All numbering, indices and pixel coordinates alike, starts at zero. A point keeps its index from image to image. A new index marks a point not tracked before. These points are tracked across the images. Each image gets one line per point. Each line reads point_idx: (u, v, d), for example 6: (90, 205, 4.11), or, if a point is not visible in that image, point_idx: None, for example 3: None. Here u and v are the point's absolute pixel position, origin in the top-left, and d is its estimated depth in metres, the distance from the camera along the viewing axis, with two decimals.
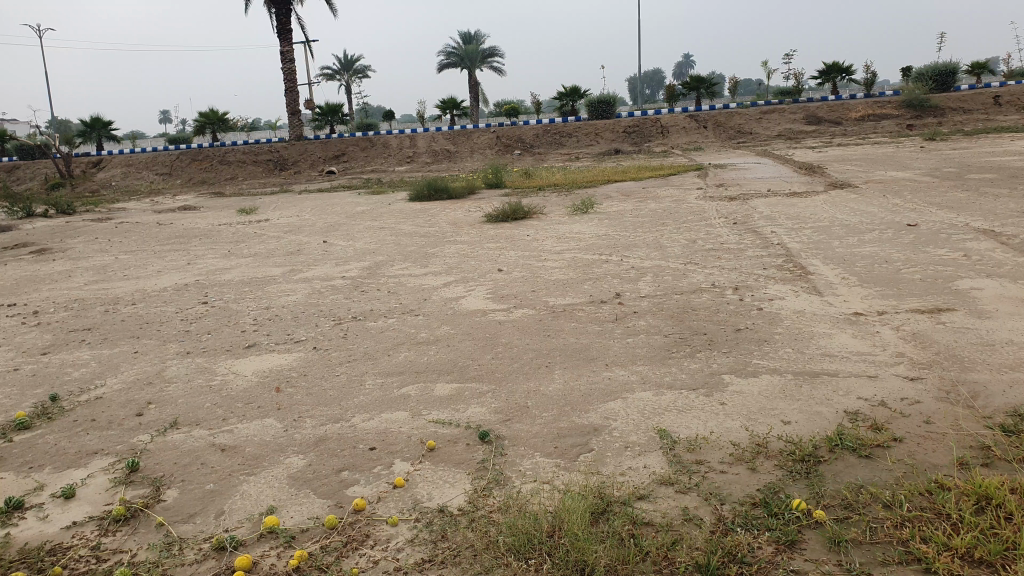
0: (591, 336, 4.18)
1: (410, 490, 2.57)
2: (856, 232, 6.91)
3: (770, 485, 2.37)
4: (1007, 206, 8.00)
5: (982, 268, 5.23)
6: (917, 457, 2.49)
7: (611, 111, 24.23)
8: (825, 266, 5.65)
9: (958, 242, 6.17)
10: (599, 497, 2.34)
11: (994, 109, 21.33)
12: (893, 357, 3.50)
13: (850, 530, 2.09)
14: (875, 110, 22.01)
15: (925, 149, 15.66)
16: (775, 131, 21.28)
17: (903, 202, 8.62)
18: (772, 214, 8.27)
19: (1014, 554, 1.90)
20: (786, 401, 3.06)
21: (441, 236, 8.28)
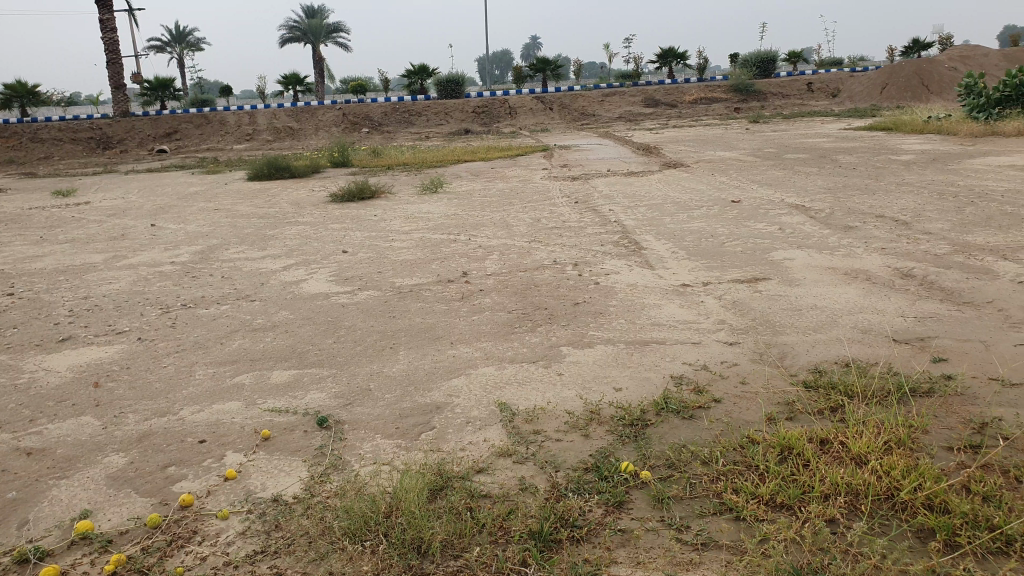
0: (435, 315, 4.18)
1: (243, 481, 2.47)
2: (686, 209, 7.34)
3: (602, 450, 2.48)
4: (817, 183, 8.81)
5: (794, 240, 5.73)
6: (733, 415, 2.70)
7: (458, 90, 24.18)
8: (658, 241, 5.97)
9: (775, 217, 6.71)
10: (438, 474, 2.35)
11: (807, 93, 23.77)
12: (715, 324, 3.76)
13: (672, 488, 2.23)
14: (706, 94, 23.43)
15: (749, 130, 16.88)
16: (615, 113, 22.15)
17: (729, 181, 9.26)
18: (611, 193, 8.61)
19: (810, 497, 2.11)
20: (619, 369, 3.22)
21: (282, 218, 7.96)
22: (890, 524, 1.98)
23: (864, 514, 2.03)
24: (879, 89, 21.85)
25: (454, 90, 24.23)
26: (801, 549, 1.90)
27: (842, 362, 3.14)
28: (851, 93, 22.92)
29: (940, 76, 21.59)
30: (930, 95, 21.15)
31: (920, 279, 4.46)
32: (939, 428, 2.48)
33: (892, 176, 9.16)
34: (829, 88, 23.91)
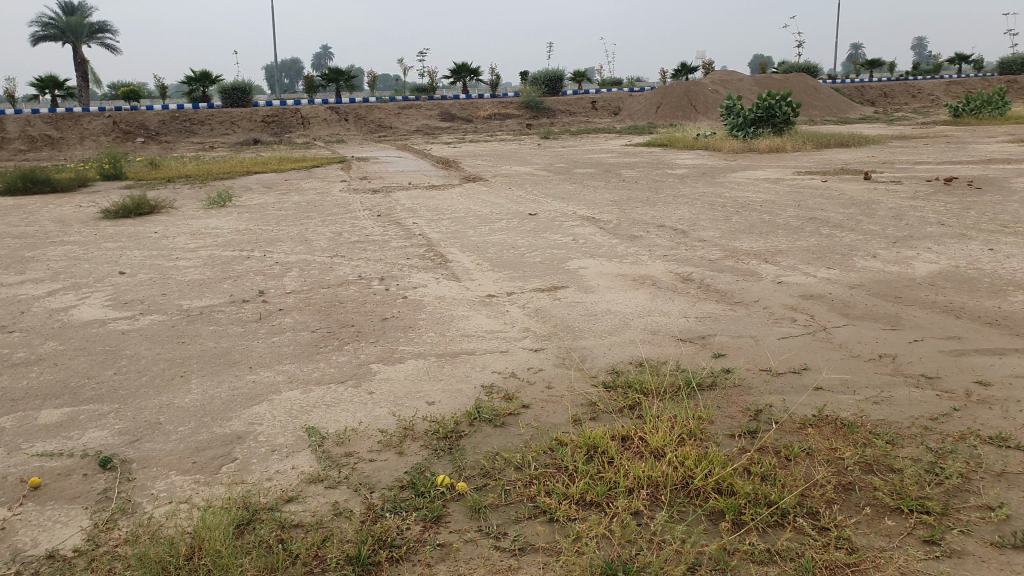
0: (232, 339, 3.93)
1: (8, 540, 2.16)
2: (486, 221, 7.53)
3: (417, 466, 2.46)
4: (605, 196, 9.41)
5: (588, 250, 6.07)
6: (542, 420, 2.79)
7: (245, 99, 23.08)
8: (461, 253, 6.05)
9: (569, 228, 7.06)
10: (244, 508, 2.21)
11: (593, 111, 25.45)
12: (520, 332, 3.88)
13: (487, 497, 2.26)
14: (500, 110, 24.21)
15: (541, 145, 17.65)
16: (411, 126, 22.24)
17: (525, 194, 9.62)
18: (412, 206, 8.62)
19: (616, 492, 2.23)
20: (430, 382, 3.21)
21: (44, 237, 7.11)
22: (687, 510, 2.14)
23: (664, 504, 2.18)
24: (654, 108, 23.92)
25: (242, 100, 23.08)
26: (612, 543, 2.00)
27: (637, 362, 3.36)
28: (630, 112, 24.79)
29: (704, 98, 23.91)
30: (697, 114, 23.37)
31: (698, 283, 4.89)
32: (722, 417, 2.72)
33: (668, 189, 9.99)
34: (610, 107, 25.65)
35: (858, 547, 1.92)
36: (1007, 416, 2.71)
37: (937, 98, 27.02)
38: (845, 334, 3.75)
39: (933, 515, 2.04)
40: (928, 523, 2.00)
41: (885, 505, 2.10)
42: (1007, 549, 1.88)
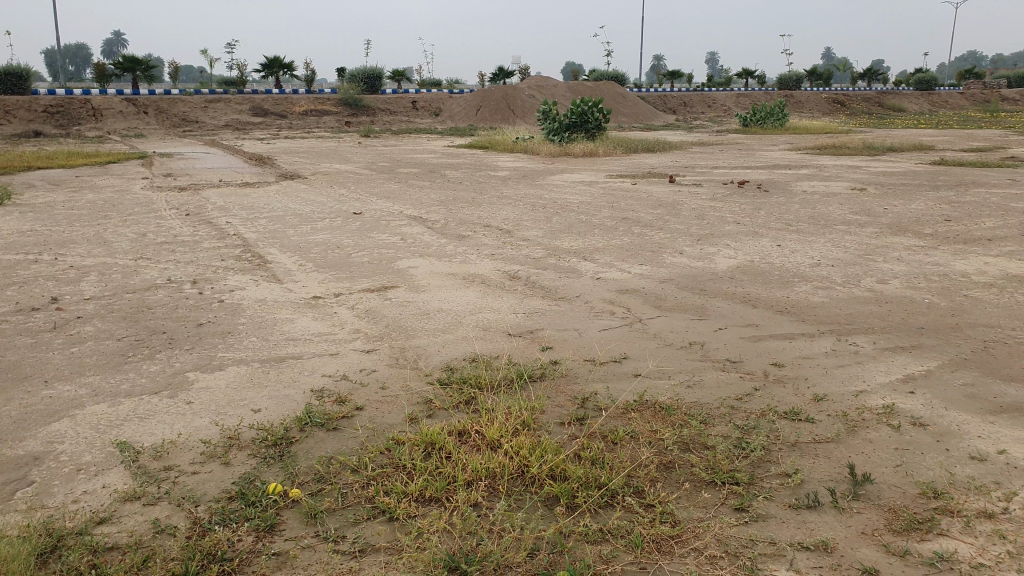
0: (19, 352, 3.52)
1: None
2: (308, 220, 7.29)
3: (245, 475, 2.34)
4: (429, 196, 9.44)
5: (416, 249, 6.06)
6: (376, 421, 2.75)
7: (23, 86, 20.72)
8: (283, 254, 5.82)
9: (395, 228, 7.01)
10: (48, 535, 1.99)
11: (413, 111, 25.40)
12: (350, 334, 3.80)
13: (324, 501, 2.19)
14: (317, 107, 23.52)
15: (362, 144, 17.37)
16: (221, 120, 21.03)
17: (347, 193, 9.41)
18: (225, 205, 8.15)
19: (455, 486, 2.25)
20: (255, 389, 3.06)
21: None
22: (523, 498, 2.20)
23: (502, 493, 2.23)
24: (475, 110, 24.32)
25: (19, 86, 20.70)
26: (453, 536, 2.01)
27: (469, 358, 3.40)
28: (451, 112, 25.03)
29: (522, 102, 24.64)
30: (515, 118, 24.04)
31: (525, 280, 5.04)
32: (553, 407, 2.83)
33: (491, 190, 10.20)
34: (431, 107, 25.74)
35: (679, 520, 2.07)
36: (797, 392, 3.04)
37: (728, 109, 29.64)
38: (660, 325, 4.02)
39: (741, 485, 2.24)
40: (737, 493, 2.20)
41: (701, 479, 2.28)
42: (803, 509, 2.11)
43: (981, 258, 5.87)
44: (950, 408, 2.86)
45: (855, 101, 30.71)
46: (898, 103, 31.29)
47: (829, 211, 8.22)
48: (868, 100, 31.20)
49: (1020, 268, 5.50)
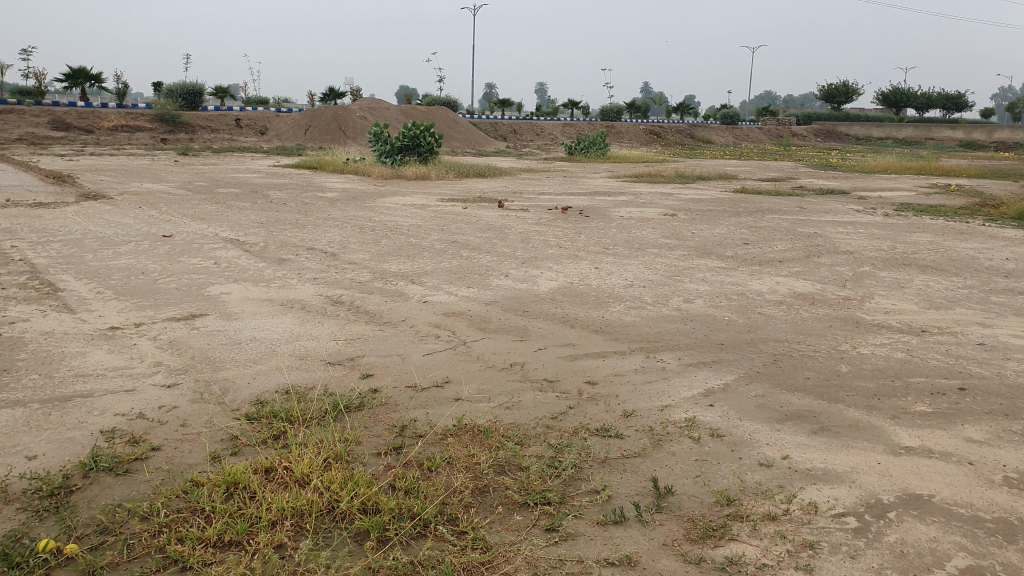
0: None
1: None
2: (110, 244, 6.71)
3: (11, 533, 2.07)
4: (250, 218, 9.02)
5: (231, 274, 5.74)
6: (174, 461, 2.54)
7: None
8: (77, 281, 5.30)
9: (209, 251, 6.62)
10: None
11: (237, 129, 24.29)
12: (151, 367, 3.51)
13: (105, 555, 1.99)
14: (127, 122, 21.86)
15: (178, 162, 16.34)
16: (12, 133, 19.00)
17: (157, 214, 8.77)
18: (12, 227, 7.33)
19: (258, 527, 2.11)
20: (31, 434, 2.73)
21: None
22: (332, 535, 2.11)
23: (308, 532, 2.12)
24: (303, 130, 23.65)
25: None
26: None
27: (282, 389, 3.23)
28: (278, 132, 24.19)
29: (353, 124, 24.30)
30: (346, 139, 23.65)
31: (347, 304, 4.92)
32: (368, 437, 2.75)
33: (317, 212, 9.92)
34: (256, 126, 24.74)
35: (490, 545, 2.06)
36: (609, 409, 3.17)
37: (556, 137, 30.87)
38: (482, 347, 4.05)
39: (552, 505, 2.28)
40: (548, 513, 2.23)
41: (515, 501, 2.30)
42: (610, 525, 2.18)
43: (774, 278, 6.45)
44: (743, 418, 3.09)
45: (670, 131, 32.97)
46: (707, 135, 33.99)
47: (645, 235, 8.72)
48: (681, 132, 33.65)
49: (805, 286, 6.10)
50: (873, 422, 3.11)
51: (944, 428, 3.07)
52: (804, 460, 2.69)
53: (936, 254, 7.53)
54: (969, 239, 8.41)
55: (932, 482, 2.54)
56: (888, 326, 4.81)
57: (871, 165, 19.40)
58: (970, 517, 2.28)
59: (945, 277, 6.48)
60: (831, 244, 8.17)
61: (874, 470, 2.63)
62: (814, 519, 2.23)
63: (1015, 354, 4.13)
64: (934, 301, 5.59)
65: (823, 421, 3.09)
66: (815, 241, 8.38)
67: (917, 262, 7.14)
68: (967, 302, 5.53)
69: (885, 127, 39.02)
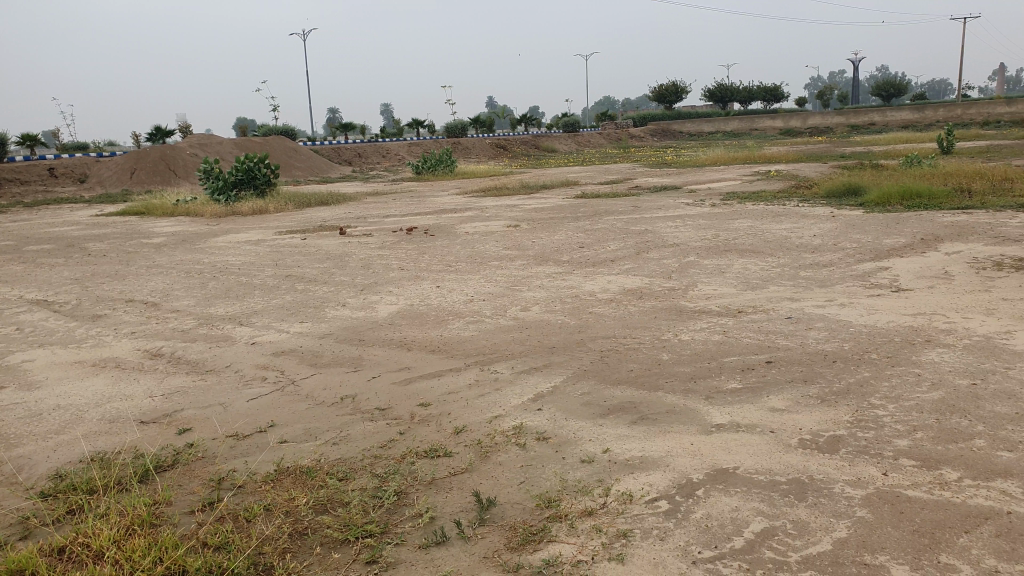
0: None
1: None
2: None
3: None
4: (65, 274, 8.32)
5: (35, 339, 5.26)
6: None
7: None
8: None
9: (12, 317, 6.04)
10: None
11: (50, 179, 22.39)
12: None
13: None
14: None
15: None
16: None
17: None
18: None
19: None
20: None
21: None
22: None
23: None
24: (128, 174, 22.16)
25: None
26: None
27: (85, 459, 2.99)
28: (98, 178, 22.54)
29: (183, 162, 23.05)
30: (177, 178, 22.38)
31: (168, 356, 4.63)
32: (181, 496, 2.59)
33: (143, 260, 9.31)
34: (73, 173, 22.93)
35: None
36: (440, 429, 3.16)
37: (401, 158, 30.69)
38: (311, 384, 3.92)
39: (374, 536, 2.25)
40: (369, 545, 2.19)
41: (335, 539, 2.25)
42: (432, 547, 2.17)
43: (607, 277, 6.69)
44: (569, 419, 3.16)
45: (513, 143, 33.60)
46: (549, 143, 34.93)
47: (487, 249, 8.81)
48: (525, 143, 34.23)
49: (635, 282, 6.36)
50: (689, 404, 3.23)
51: (751, 399, 3.23)
52: (623, 451, 2.79)
53: (753, 238, 8.09)
54: (783, 221, 9.11)
55: (737, 454, 2.69)
56: (708, 311, 5.09)
57: (700, 160, 20.67)
58: (767, 482, 2.45)
59: (761, 259, 6.97)
60: (661, 239, 8.59)
61: (686, 451, 2.75)
62: (628, 508, 2.33)
63: (817, 323, 4.47)
64: (750, 282, 5.99)
65: (643, 411, 3.20)
66: (646, 237, 8.78)
67: (737, 247, 7.64)
68: (778, 280, 5.97)
69: (711, 122, 41.71)
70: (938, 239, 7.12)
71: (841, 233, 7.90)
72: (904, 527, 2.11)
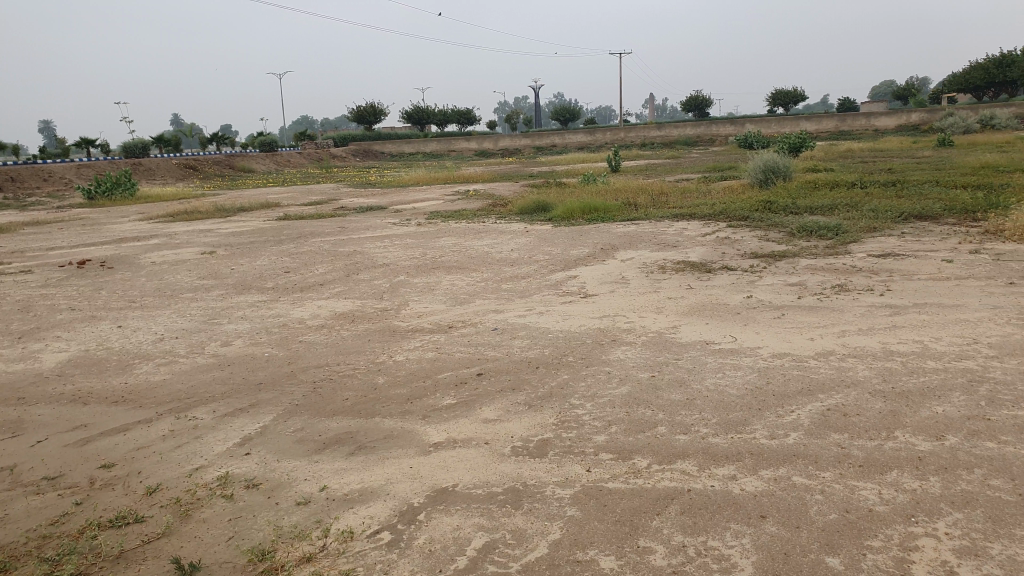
0: None
1: None
2: None
3: None
4: None
5: None
6: None
7: None
8: None
9: None
10: None
11: None
12: None
13: None
14: None
15: None
16: None
17: None
18: None
19: None
20: None
21: None
22: None
23: None
24: None
25: None
26: None
27: None
28: None
29: None
30: None
31: None
32: None
33: None
34: None
35: None
36: (128, 492, 2.76)
37: (69, 181, 26.98)
38: None
39: None
40: None
41: None
42: None
43: (316, 302, 6.46)
44: (281, 459, 2.95)
45: (204, 163, 31.23)
46: (246, 163, 33.07)
47: (179, 280, 8.03)
48: (219, 164, 31.86)
49: (345, 305, 6.22)
50: (406, 426, 3.19)
51: (465, 414, 3.28)
52: (341, 485, 2.67)
53: (457, 255, 8.37)
54: (483, 237, 9.57)
55: (455, 471, 2.70)
56: (420, 329, 5.14)
57: (402, 180, 20.99)
58: (485, 495, 2.49)
59: (466, 274, 7.23)
60: (369, 259, 8.53)
61: (406, 475, 2.70)
62: (349, 546, 2.22)
63: (521, 332, 4.72)
64: (458, 298, 6.18)
65: (360, 439, 3.08)
66: (354, 259, 8.66)
67: (443, 264, 7.85)
68: (483, 294, 6.23)
69: (411, 143, 42.71)
70: (615, 248, 7.98)
71: (536, 246, 8.50)
72: (609, 519, 2.28)
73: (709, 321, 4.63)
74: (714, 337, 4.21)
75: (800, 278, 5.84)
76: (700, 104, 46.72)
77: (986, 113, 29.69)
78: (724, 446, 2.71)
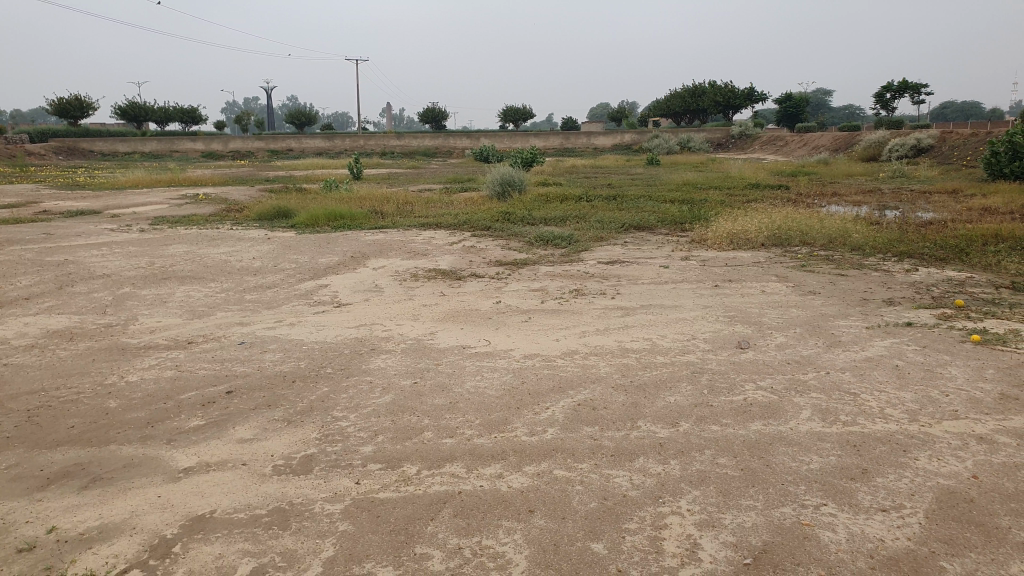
0: None
1: None
2: None
3: None
4: None
5: None
6: None
7: None
8: None
9: None
10: None
11: None
12: None
13: None
14: None
15: None
16: None
17: None
18: None
19: None
20: None
21: None
22: None
23: None
24: None
25: None
26: None
27: None
28: None
29: None
30: None
31: None
32: None
33: None
34: None
35: None
36: None
37: None
38: None
39: None
40: None
41: None
42: None
43: (20, 319, 5.56)
44: None
45: None
46: None
47: None
48: None
49: (60, 322, 5.44)
50: (149, 453, 2.87)
51: (216, 435, 3.02)
52: (75, 524, 2.33)
53: (191, 264, 7.72)
54: (219, 245, 8.94)
55: (212, 496, 2.48)
56: (154, 346, 4.65)
57: (117, 181, 18.89)
58: (248, 519, 2.33)
59: (203, 285, 6.69)
60: (84, 270, 7.55)
61: (154, 506, 2.43)
62: None
63: (271, 345, 4.47)
64: (196, 311, 5.69)
65: (94, 471, 2.72)
66: (66, 269, 7.62)
67: (175, 274, 7.19)
68: (224, 306, 5.81)
69: (127, 142, 38.57)
70: (364, 256, 7.88)
71: (279, 255, 8.11)
72: (383, 530, 2.24)
73: (463, 326, 4.75)
74: (468, 341, 4.33)
75: (541, 284, 6.21)
76: (437, 116, 47.92)
77: (684, 137, 33.89)
78: (488, 446, 2.80)
